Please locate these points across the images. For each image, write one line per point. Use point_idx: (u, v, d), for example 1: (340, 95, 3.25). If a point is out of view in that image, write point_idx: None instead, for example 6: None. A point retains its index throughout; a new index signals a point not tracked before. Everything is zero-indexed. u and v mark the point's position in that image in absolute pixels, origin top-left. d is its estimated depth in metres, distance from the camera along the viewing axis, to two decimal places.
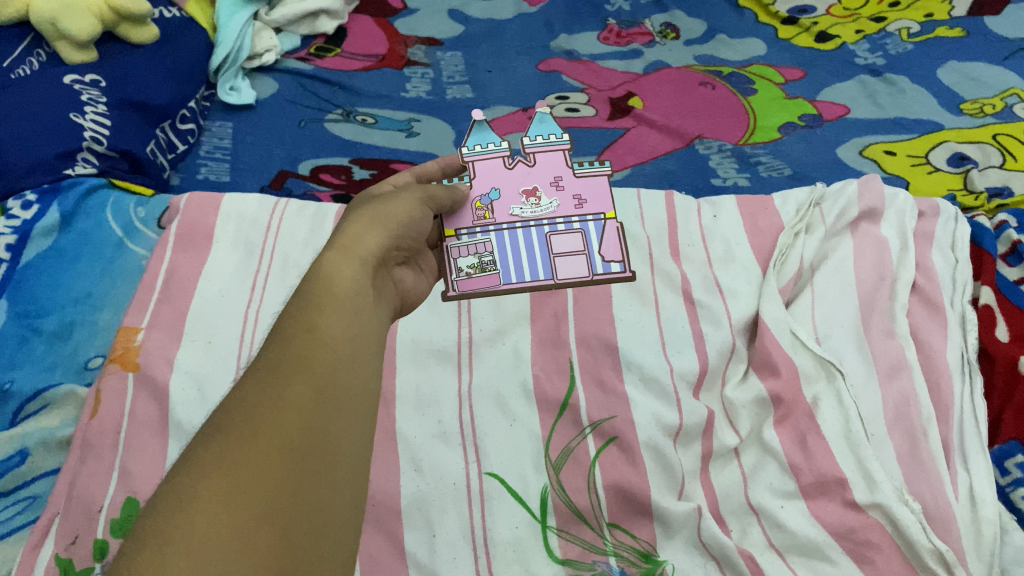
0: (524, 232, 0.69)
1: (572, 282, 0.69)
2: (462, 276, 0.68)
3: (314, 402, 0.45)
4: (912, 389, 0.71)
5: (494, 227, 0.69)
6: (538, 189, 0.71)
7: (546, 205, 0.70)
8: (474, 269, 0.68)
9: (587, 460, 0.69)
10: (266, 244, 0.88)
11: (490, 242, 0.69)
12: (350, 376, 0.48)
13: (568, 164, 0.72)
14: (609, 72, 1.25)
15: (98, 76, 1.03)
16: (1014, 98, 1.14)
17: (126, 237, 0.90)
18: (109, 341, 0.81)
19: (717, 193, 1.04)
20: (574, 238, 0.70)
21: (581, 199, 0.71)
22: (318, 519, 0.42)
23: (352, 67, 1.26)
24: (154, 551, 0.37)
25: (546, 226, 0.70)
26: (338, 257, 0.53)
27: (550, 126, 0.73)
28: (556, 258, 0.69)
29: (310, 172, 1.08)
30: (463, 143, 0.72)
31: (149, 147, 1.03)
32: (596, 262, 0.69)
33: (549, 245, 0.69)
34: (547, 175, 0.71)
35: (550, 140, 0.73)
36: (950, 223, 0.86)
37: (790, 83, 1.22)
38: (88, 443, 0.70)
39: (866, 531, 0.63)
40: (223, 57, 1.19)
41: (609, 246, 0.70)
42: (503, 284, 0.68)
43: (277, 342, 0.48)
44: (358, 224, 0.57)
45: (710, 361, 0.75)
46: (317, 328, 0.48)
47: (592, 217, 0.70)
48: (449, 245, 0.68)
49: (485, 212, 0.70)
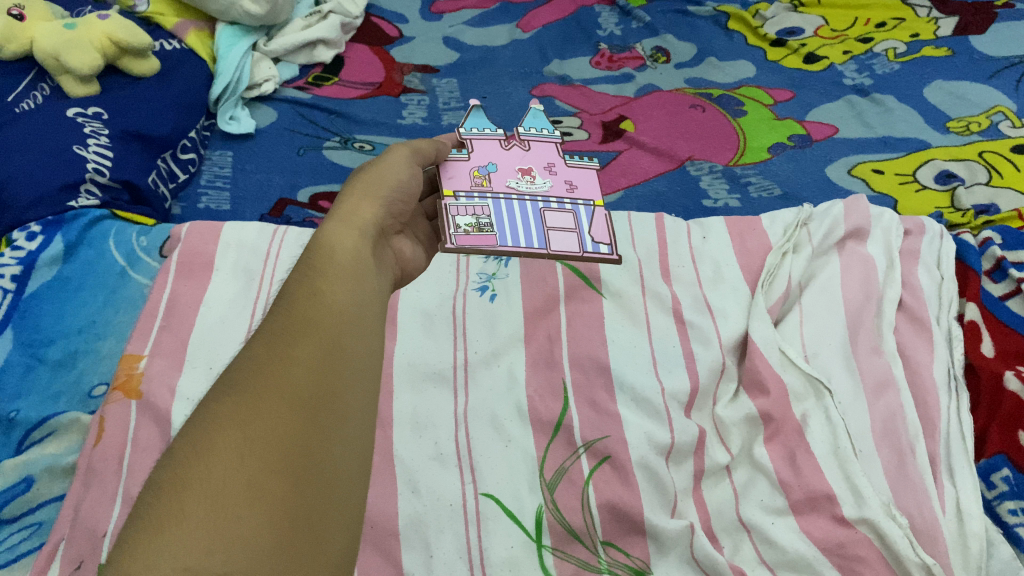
0: (519, 205, 0.71)
1: (565, 254, 0.68)
2: (460, 232, 0.67)
3: (321, 360, 0.46)
4: (899, 405, 0.72)
5: (491, 195, 0.71)
6: (531, 169, 0.74)
7: (540, 184, 0.73)
8: (472, 227, 0.67)
9: (580, 479, 0.71)
10: (266, 271, 0.90)
11: (488, 207, 0.69)
12: (356, 336, 0.49)
13: (559, 155, 0.77)
14: (601, 96, 1.28)
15: (100, 109, 1.07)
16: (999, 116, 1.16)
17: (128, 266, 0.92)
18: (111, 369, 0.82)
19: (708, 214, 1.06)
20: (566, 217, 0.71)
21: (572, 185, 0.74)
22: (329, 467, 0.43)
23: (349, 95, 1.29)
24: (176, 499, 0.38)
25: (540, 203, 0.71)
26: (338, 229, 0.55)
27: (542, 121, 0.79)
28: (550, 231, 0.69)
29: (308, 200, 1.10)
30: (460, 125, 0.77)
31: (150, 178, 1.05)
32: (586, 241, 0.69)
33: (542, 218, 0.70)
34: (541, 161, 0.76)
35: (542, 133, 0.78)
36: (935, 241, 0.88)
37: (779, 104, 1.25)
38: (93, 470, 0.72)
39: (855, 546, 0.65)
40: (223, 88, 1.22)
41: (598, 229, 0.71)
42: (499, 244, 0.67)
43: (281, 305, 0.49)
44: (354, 199, 0.59)
45: (701, 381, 0.76)
46: (320, 290, 0.50)
47: (583, 202, 0.73)
48: (449, 204, 0.69)
49: (482, 181, 0.72)
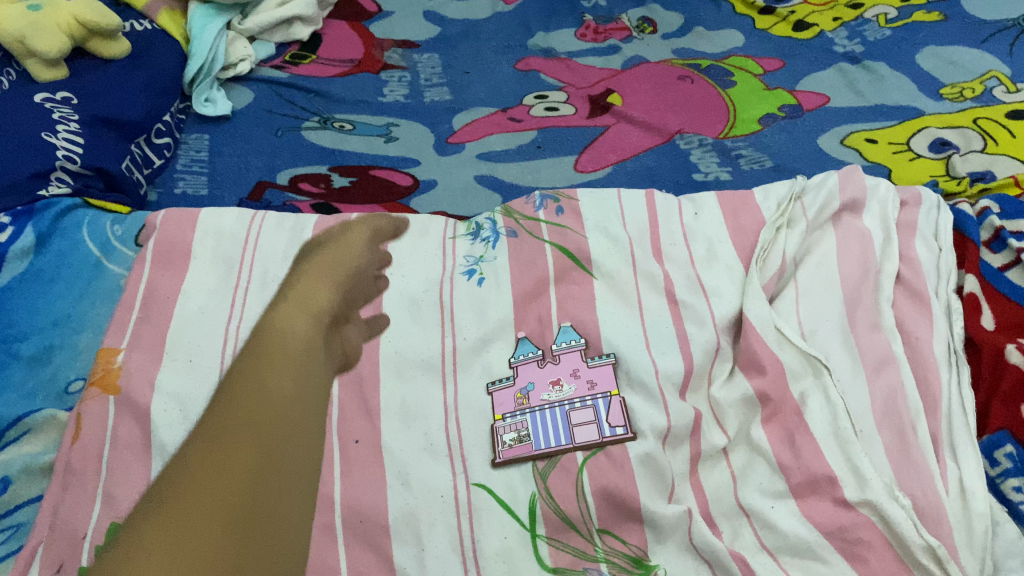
0: (550, 413, 0.73)
1: (587, 444, 0.70)
2: (504, 447, 0.71)
3: (262, 456, 0.56)
4: (899, 382, 0.70)
5: (529, 410, 0.73)
6: (559, 376, 0.75)
7: (567, 390, 0.74)
8: (516, 439, 0.71)
9: (574, 466, 0.69)
10: (245, 258, 0.86)
11: (525, 420, 0.72)
12: (284, 411, 0.62)
13: (583, 358, 0.76)
14: (587, 69, 1.25)
15: (70, 94, 1.03)
16: (993, 81, 1.14)
17: (104, 255, 0.88)
18: (89, 364, 0.79)
19: (699, 187, 1.03)
20: (586, 411, 0.72)
21: (593, 382, 0.74)
22: None
23: (328, 73, 1.25)
24: None
25: (566, 406, 0.73)
26: (297, 313, 0.75)
27: (571, 333, 0.77)
28: (574, 426, 0.71)
29: (288, 182, 1.06)
30: (508, 357, 0.77)
31: (123, 163, 1.01)
32: (603, 427, 0.70)
33: (568, 419, 0.72)
34: (568, 367, 0.76)
35: (570, 345, 0.76)
36: (932, 212, 0.86)
37: (770, 74, 1.22)
38: (71, 470, 0.70)
39: (858, 529, 0.63)
40: (197, 69, 1.18)
41: (616, 413, 0.71)
42: (535, 450, 0.70)
43: (238, 398, 0.63)
44: (306, 274, 0.81)
45: (695, 362, 0.74)
46: (264, 383, 0.63)
47: (601, 395, 0.73)
48: (495, 425, 0.72)
49: (523, 400, 0.74)
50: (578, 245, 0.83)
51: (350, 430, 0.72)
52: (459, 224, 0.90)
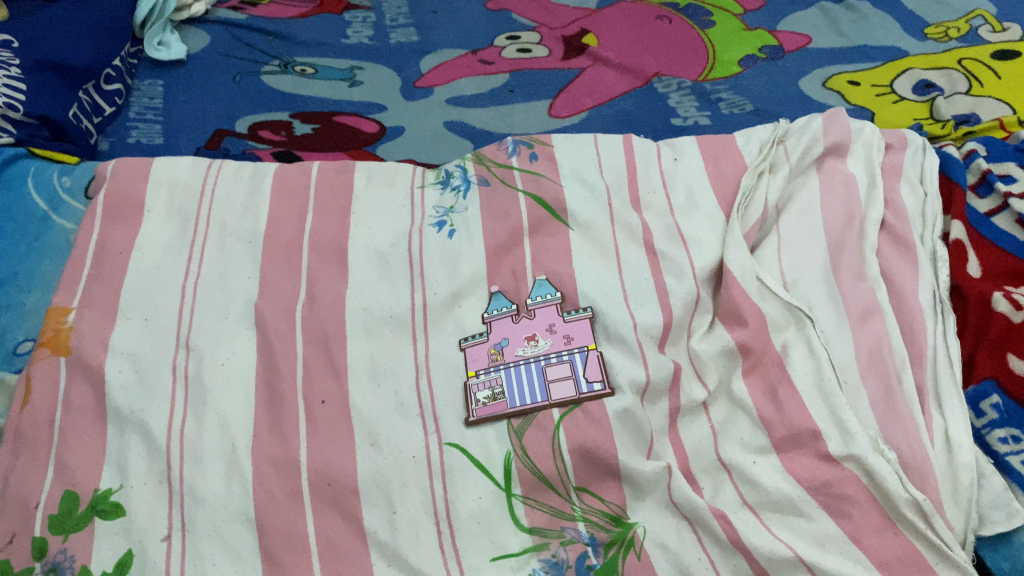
0: (525, 368, 0.70)
1: (564, 401, 0.67)
2: (478, 406, 0.68)
3: None
4: (884, 332, 0.68)
5: (504, 365, 0.70)
6: (535, 331, 0.72)
7: (542, 345, 0.71)
8: (490, 398, 0.68)
9: (550, 424, 0.66)
10: (200, 211, 0.81)
11: (500, 376, 0.69)
12: None
13: (559, 313, 0.73)
14: (560, 9, 1.20)
15: (9, 37, 0.96)
16: (979, 20, 1.10)
17: (51, 209, 0.83)
18: (38, 323, 0.75)
19: (678, 133, 0.99)
20: (562, 366, 0.70)
21: (569, 335, 0.71)
22: None
23: (288, 14, 1.19)
24: None
25: (542, 361, 0.70)
26: None
27: (546, 287, 0.74)
28: (550, 382, 0.69)
29: (247, 130, 1.01)
30: (481, 313, 0.74)
31: (71, 112, 0.95)
32: (580, 383, 0.68)
33: (543, 375, 0.69)
34: (544, 322, 0.72)
35: (546, 300, 0.73)
36: (918, 155, 0.84)
37: (750, 14, 1.17)
38: (21, 436, 0.66)
39: (842, 485, 0.62)
40: (149, 10, 1.11)
41: (593, 367, 0.69)
42: (510, 408, 0.67)
43: None
44: None
45: (675, 314, 0.71)
46: None
47: (578, 350, 0.70)
48: (468, 382, 0.69)
49: (497, 356, 0.71)
50: (553, 194, 0.80)
51: (317, 390, 0.68)
52: (428, 173, 0.86)
